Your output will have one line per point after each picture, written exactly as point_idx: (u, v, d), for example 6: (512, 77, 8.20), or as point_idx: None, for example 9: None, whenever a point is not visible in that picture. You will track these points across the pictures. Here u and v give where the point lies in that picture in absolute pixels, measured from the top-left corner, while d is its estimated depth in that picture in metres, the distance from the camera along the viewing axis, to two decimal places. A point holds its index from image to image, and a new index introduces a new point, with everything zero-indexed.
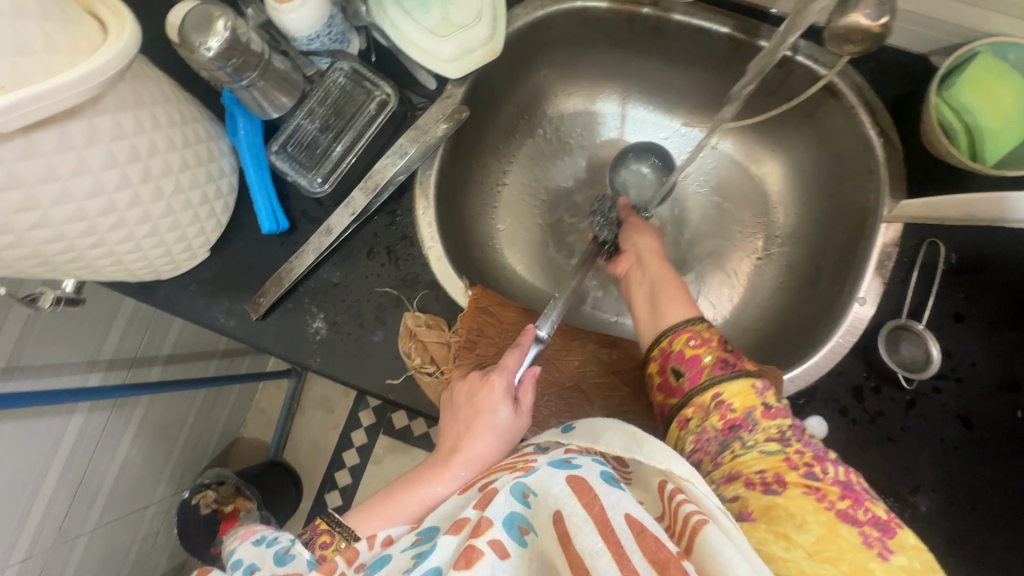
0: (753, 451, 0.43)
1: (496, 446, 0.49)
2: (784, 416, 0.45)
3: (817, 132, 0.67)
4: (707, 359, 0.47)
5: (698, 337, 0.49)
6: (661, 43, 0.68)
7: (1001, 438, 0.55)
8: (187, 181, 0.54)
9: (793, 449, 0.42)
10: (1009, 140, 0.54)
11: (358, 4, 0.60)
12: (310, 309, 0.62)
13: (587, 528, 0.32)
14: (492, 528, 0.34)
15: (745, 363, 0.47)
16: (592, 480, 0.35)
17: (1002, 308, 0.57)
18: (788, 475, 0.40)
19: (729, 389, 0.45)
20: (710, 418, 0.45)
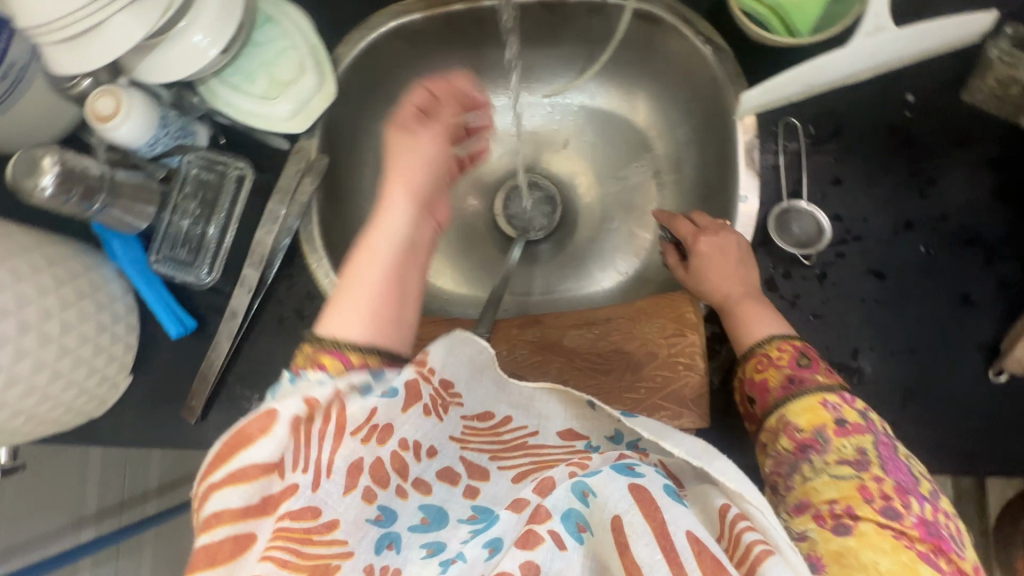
0: (824, 477, 0.44)
1: (418, 163, 0.53)
2: (862, 431, 0.45)
3: (657, 59, 0.69)
4: (773, 382, 0.50)
5: (766, 360, 0.51)
6: (488, 31, 0.70)
7: (914, 276, 0.57)
8: (74, 317, 0.54)
9: (869, 475, 0.43)
10: (814, 5, 0.56)
11: (190, 95, 0.63)
12: (245, 393, 0.63)
13: (646, 539, 0.34)
14: (550, 519, 0.35)
15: (816, 377, 0.48)
16: (654, 491, 0.36)
17: (872, 158, 0.58)
18: (861, 509, 0.42)
19: (791, 411, 0.48)
20: (781, 441, 0.47)
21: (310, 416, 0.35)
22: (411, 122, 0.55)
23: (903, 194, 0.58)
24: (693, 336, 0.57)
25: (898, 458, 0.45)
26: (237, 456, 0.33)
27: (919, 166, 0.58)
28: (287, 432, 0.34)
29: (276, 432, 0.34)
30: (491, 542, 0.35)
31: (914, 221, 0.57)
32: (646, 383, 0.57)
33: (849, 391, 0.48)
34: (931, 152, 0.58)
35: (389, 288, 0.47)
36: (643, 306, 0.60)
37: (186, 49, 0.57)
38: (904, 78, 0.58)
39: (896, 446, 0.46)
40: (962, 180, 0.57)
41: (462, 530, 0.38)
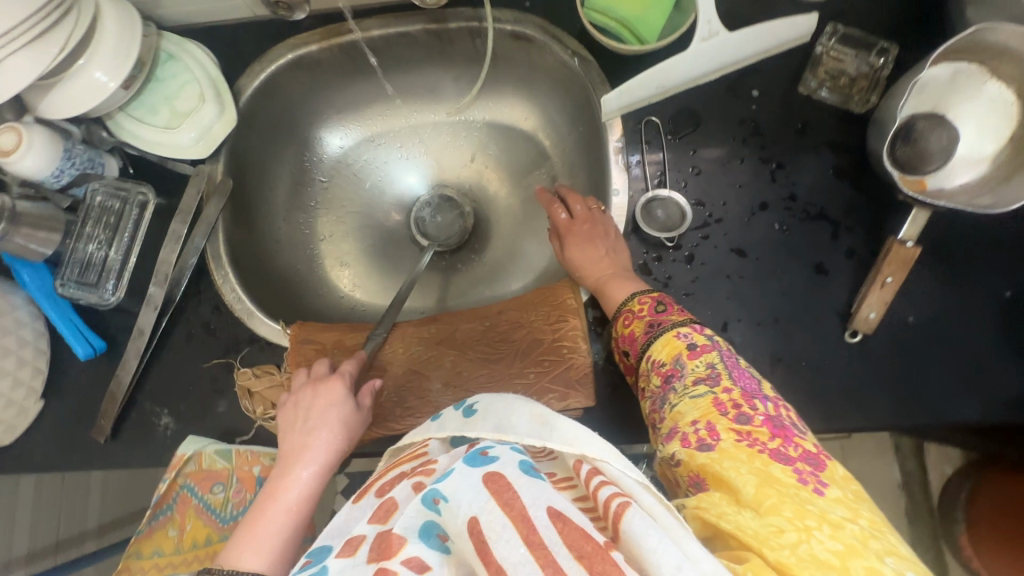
0: (685, 399, 0.48)
1: (336, 437, 0.54)
2: (710, 351, 0.50)
3: (540, 74, 0.74)
4: (638, 331, 0.54)
5: (630, 315, 0.56)
6: (384, 58, 0.75)
7: (772, 251, 0.61)
8: None
9: (721, 389, 0.47)
10: (657, 18, 0.62)
11: (99, 130, 0.67)
12: (153, 409, 0.65)
13: (507, 533, 0.33)
14: (406, 547, 0.34)
15: (670, 318, 0.53)
16: (510, 473, 0.36)
17: (726, 145, 0.64)
18: (718, 420, 0.45)
19: (654, 351, 0.52)
20: (652, 380, 0.52)
21: None
22: (342, 373, 0.58)
23: (755, 179, 0.63)
24: (575, 320, 0.61)
25: (744, 367, 0.49)
26: None
27: (768, 152, 0.63)
28: None
29: None
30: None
31: (767, 202, 0.62)
32: (535, 368, 0.60)
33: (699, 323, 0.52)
34: (778, 140, 0.63)
35: (292, 516, 0.48)
36: (530, 296, 0.64)
37: (88, 83, 0.61)
38: (750, 76, 0.65)
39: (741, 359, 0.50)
40: (807, 163, 0.62)
41: None
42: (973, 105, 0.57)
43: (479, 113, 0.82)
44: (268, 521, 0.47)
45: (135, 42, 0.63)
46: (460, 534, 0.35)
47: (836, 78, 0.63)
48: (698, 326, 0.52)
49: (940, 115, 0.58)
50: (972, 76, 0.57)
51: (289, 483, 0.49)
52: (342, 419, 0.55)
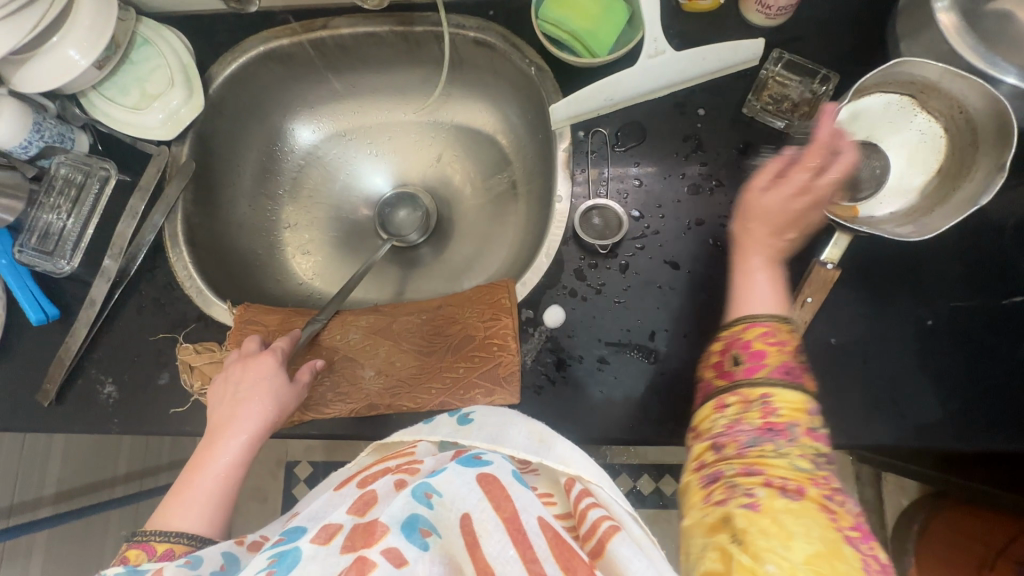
0: (785, 458, 0.41)
1: (266, 409, 0.55)
2: (828, 442, 0.43)
3: (503, 81, 0.76)
4: (773, 359, 0.45)
5: (775, 335, 0.46)
6: (353, 57, 0.78)
7: (704, 266, 0.63)
8: None
9: (822, 474, 0.41)
10: (607, 34, 0.64)
11: (73, 107, 0.70)
12: (98, 377, 0.67)
13: (498, 533, 0.40)
14: (387, 538, 0.38)
15: (812, 379, 0.45)
16: (504, 477, 0.43)
17: (669, 160, 0.66)
18: (810, 489, 0.39)
19: (783, 395, 0.43)
20: (751, 413, 0.43)
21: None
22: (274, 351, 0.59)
23: (694, 194, 0.65)
24: (506, 319, 0.62)
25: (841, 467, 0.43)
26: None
27: (707, 170, 0.65)
28: None
29: None
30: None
31: (703, 218, 0.64)
32: (465, 362, 0.62)
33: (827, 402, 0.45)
34: (719, 158, 0.65)
35: (221, 483, 0.51)
36: (469, 293, 0.66)
37: (61, 59, 0.64)
38: (696, 95, 0.67)
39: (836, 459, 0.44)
40: (746, 183, 0.64)
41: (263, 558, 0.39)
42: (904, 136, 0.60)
43: (446, 115, 0.84)
44: (198, 486, 0.50)
45: (110, 24, 0.65)
46: (450, 526, 0.41)
47: (778, 103, 0.65)
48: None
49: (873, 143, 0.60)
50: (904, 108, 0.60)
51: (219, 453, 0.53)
52: (273, 391, 0.56)
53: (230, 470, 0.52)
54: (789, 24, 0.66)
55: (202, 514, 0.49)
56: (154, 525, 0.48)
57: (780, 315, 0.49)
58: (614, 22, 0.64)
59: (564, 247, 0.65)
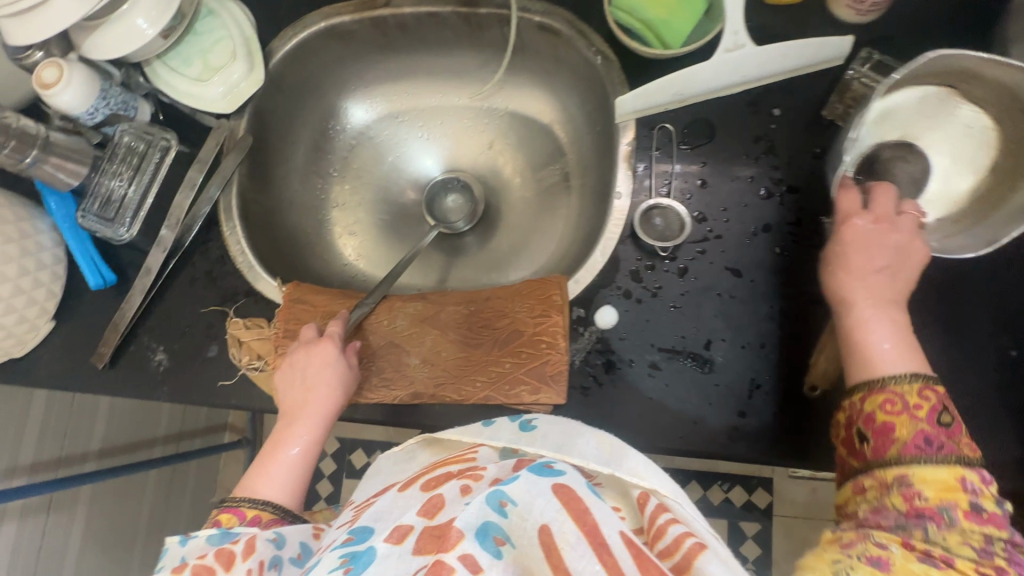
0: (936, 545, 0.39)
1: (332, 397, 0.57)
2: (997, 524, 0.40)
3: (565, 69, 0.74)
4: (903, 430, 0.43)
5: (903, 402, 0.43)
6: (414, 36, 0.77)
7: (769, 276, 0.60)
8: (13, 251, 0.63)
9: (992, 564, 0.38)
10: (683, 24, 0.60)
11: (137, 76, 0.71)
12: (150, 344, 0.68)
13: (580, 546, 0.36)
14: (462, 543, 0.37)
15: (960, 447, 0.42)
16: (579, 489, 0.39)
17: (738, 162, 0.62)
18: (959, 560, 0.38)
19: (920, 473, 0.41)
20: (892, 496, 0.42)
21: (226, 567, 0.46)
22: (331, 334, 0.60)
23: (762, 199, 0.61)
24: (556, 317, 0.60)
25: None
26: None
27: (779, 173, 0.62)
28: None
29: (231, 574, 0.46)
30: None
31: (771, 225, 0.61)
32: (511, 358, 0.61)
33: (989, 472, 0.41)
34: (792, 162, 0.62)
35: (296, 467, 0.55)
36: (519, 286, 0.64)
37: (129, 27, 0.64)
38: (773, 94, 0.63)
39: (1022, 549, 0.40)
40: (819, 190, 0.61)
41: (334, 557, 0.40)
42: (946, 130, 0.56)
43: (501, 101, 0.82)
44: (280, 464, 0.55)
45: None
46: (526, 540, 0.38)
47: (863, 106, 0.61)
48: (990, 479, 0.41)
49: (910, 143, 0.57)
50: (947, 99, 0.56)
51: (297, 435, 0.56)
52: (335, 379, 0.58)
53: (303, 454, 0.56)
54: (880, 23, 0.62)
55: (286, 493, 0.54)
56: (240, 493, 0.54)
57: (921, 370, 0.45)
58: (692, 13, 0.60)
59: (620, 246, 0.62)
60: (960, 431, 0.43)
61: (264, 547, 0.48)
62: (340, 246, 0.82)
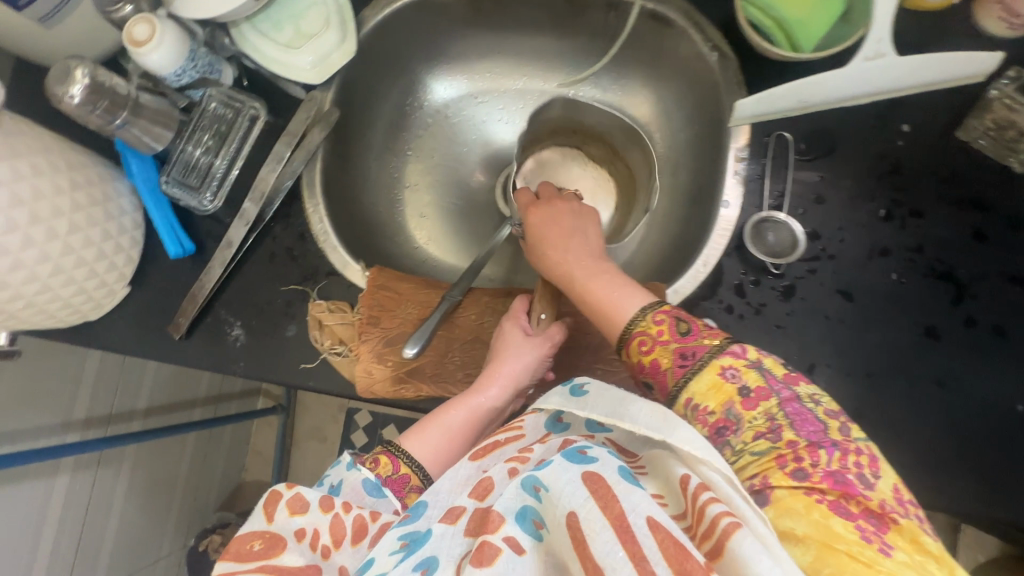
0: (744, 454, 0.42)
1: (507, 380, 0.56)
2: (766, 396, 0.43)
3: (669, 63, 0.70)
4: (664, 362, 0.46)
5: (647, 340, 0.48)
6: (509, 14, 0.73)
7: (880, 302, 0.57)
8: (98, 215, 0.60)
9: (784, 442, 0.41)
10: (820, 24, 0.57)
11: (222, 36, 0.67)
12: (227, 319, 0.67)
13: (606, 534, 0.33)
14: (504, 525, 0.36)
15: (702, 344, 0.45)
16: (609, 475, 0.36)
17: (858, 180, 0.59)
18: (773, 476, 0.40)
19: (696, 392, 0.45)
20: (694, 425, 0.44)
21: (353, 539, 0.43)
22: (516, 323, 0.59)
23: (880, 220, 0.58)
24: None
25: (805, 408, 0.43)
26: (289, 553, 0.40)
27: (902, 195, 0.58)
28: (340, 552, 0.42)
29: (354, 548, 0.42)
30: (425, 562, 0.37)
31: (889, 248, 0.58)
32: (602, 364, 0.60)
33: (740, 345, 0.46)
34: (916, 184, 0.58)
35: (449, 442, 0.53)
36: None
37: None
38: (902, 109, 0.59)
39: (802, 391, 0.44)
40: (941, 216, 0.58)
41: (393, 538, 0.40)
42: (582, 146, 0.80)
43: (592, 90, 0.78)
44: (435, 429, 0.54)
45: None
46: (557, 524, 0.36)
47: (1003, 130, 0.57)
48: (746, 349, 0.46)
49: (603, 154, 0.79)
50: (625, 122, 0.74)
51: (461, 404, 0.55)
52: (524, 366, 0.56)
53: (454, 435, 0.54)
54: None
55: (430, 452, 0.52)
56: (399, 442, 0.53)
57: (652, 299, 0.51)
58: (829, 13, 0.56)
59: (725, 258, 0.60)
60: (701, 329, 0.47)
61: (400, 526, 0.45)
62: (416, 229, 0.80)
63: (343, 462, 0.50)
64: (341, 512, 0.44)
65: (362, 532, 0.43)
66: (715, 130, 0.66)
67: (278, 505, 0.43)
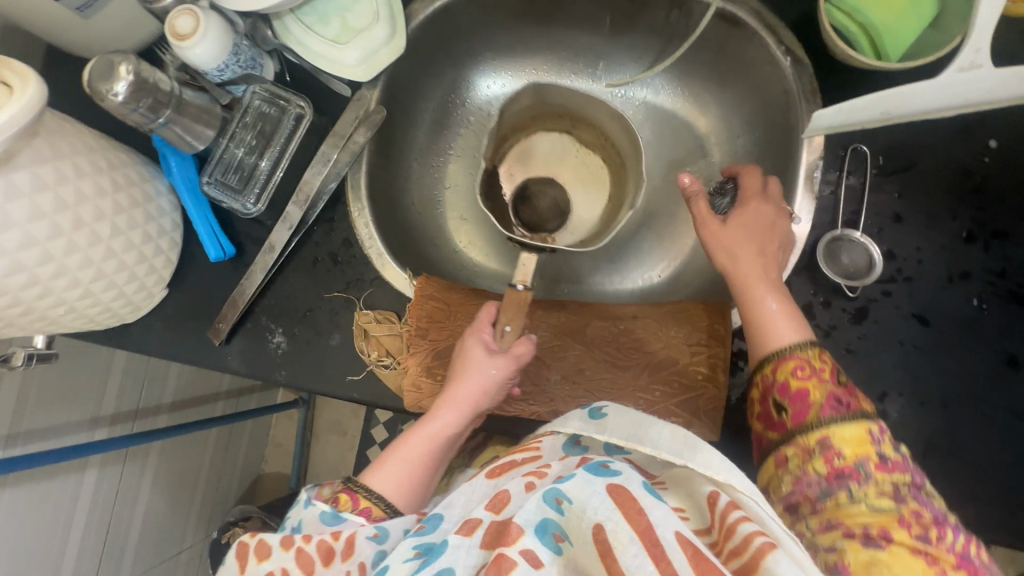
0: (861, 504, 0.40)
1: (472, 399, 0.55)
2: (902, 470, 0.42)
3: (733, 65, 0.66)
4: (817, 395, 0.45)
5: (807, 366, 0.47)
6: (563, 10, 0.69)
7: (959, 329, 0.54)
8: (139, 217, 0.58)
9: (908, 510, 0.39)
10: (908, 31, 0.53)
11: (265, 28, 0.63)
12: (269, 325, 0.64)
13: (634, 547, 0.32)
14: (523, 537, 0.34)
15: (863, 402, 0.45)
16: (634, 489, 0.35)
17: (939, 198, 0.56)
18: (897, 532, 0.38)
19: (839, 434, 0.43)
20: (814, 460, 0.43)
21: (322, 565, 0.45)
22: (478, 338, 0.56)
23: (962, 241, 0.55)
24: (718, 348, 0.57)
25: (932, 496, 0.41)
26: None
27: (986, 215, 0.55)
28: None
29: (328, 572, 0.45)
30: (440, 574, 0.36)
31: (970, 271, 0.55)
32: (662, 386, 0.57)
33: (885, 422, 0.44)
34: (1001, 204, 0.55)
35: (410, 472, 0.55)
36: (675, 309, 0.60)
37: None
38: (988, 123, 0.56)
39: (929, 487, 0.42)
40: None
41: (407, 548, 0.40)
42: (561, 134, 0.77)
43: (648, 91, 0.74)
44: (399, 459, 0.55)
45: None
46: (582, 539, 0.34)
47: None
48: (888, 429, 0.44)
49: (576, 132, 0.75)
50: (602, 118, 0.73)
51: (426, 430, 0.55)
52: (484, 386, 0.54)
53: (417, 462, 0.55)
54: None
55: (394, 483, 0.53)
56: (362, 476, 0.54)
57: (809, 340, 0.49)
58: (919, 19, 0.53)
59: (794, 277, 0.57)
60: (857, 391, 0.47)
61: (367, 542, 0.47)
62: (458, 234, 0.77)
63: (299, 500, 0.50)
64: (304, 546, 0.46)
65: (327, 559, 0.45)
66: (784, 140, 0.62)
67: (246, 557, 0.46)
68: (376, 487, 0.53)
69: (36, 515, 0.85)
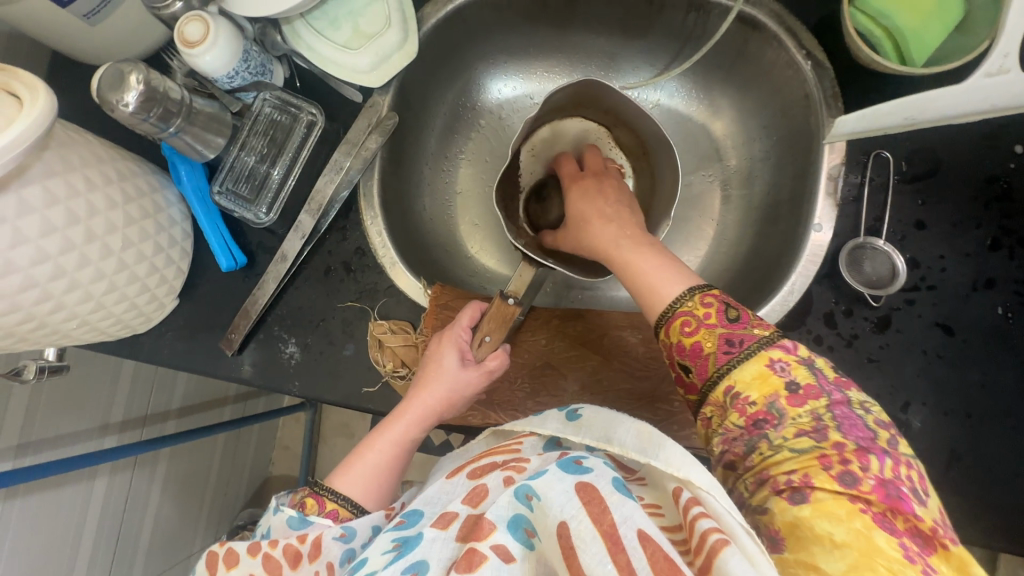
0: (783, 450, 0.38)
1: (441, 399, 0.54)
2: (816, 395, 0.39)
3: (751, 68, 0.65)
4: (708, 346, 0.43)
5: (693, 320, 0.44)
6: (577, 12, 0.68)
7: (984, 338, 0.54)
8: (150, 228, 0.57)
9: (830, 443, 0.38)
10: (934, 34, 0.52)
11: (274, 34, 0.63)
12: (282, 336, 0.64)
13: (597, 545, 0.33)
14: (494, 533, 0.34)
15: (753, 333, 0.42)
16: (602, 488, 0.35)
17: (963, 204, 0.55)
18: (817, 477, 0.36)
19: (740, 378, 0.41)
20: (730, 415, 0.41)
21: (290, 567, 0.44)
22: (455, 342, 0.56)
23: (987, 249, 0.54)
24: None
25: (856, 414, 0.39)
26: None
27: (1012, 223, 0.54)
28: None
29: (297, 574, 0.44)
30: (414, 565, 0.35)
31: (995, 280, 0.54)
32: (681, 397, 0.57)
33: (791, 340, 0.42)
34: None
35: (377, 473, 0.53)
36: None
37: None
38: (1014, 129, 0.55)
39: (853, 398, 0.40)
40: None
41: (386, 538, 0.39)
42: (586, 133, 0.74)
43: (663, 94, 0.73)
44: (365, 459, 0.53)
45: None
46: (551, 535, 0.35)
47: None
48: (796, 345, 0.42)
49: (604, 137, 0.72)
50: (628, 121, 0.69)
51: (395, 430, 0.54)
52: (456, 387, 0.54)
53: (385, 464, 0.53)
54: None
55: (361, 488, 0.51)
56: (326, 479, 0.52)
57: (695, 283, 0.47)
58: (945, 22, 0.52)
59: (814, 285, 0.56)
60: (751, 319, 0.44)
61: (334, 542, 0.45)
62: (468, 239, 0.76)
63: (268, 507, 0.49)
64: (272, 552, 0.45)
65: (295, 559, 0.45)
66: (804, 145, 0.61)
67: (215, 568, 0.44)
68: (344, 489, 0.51)
69: (48, 523, 0.85)
